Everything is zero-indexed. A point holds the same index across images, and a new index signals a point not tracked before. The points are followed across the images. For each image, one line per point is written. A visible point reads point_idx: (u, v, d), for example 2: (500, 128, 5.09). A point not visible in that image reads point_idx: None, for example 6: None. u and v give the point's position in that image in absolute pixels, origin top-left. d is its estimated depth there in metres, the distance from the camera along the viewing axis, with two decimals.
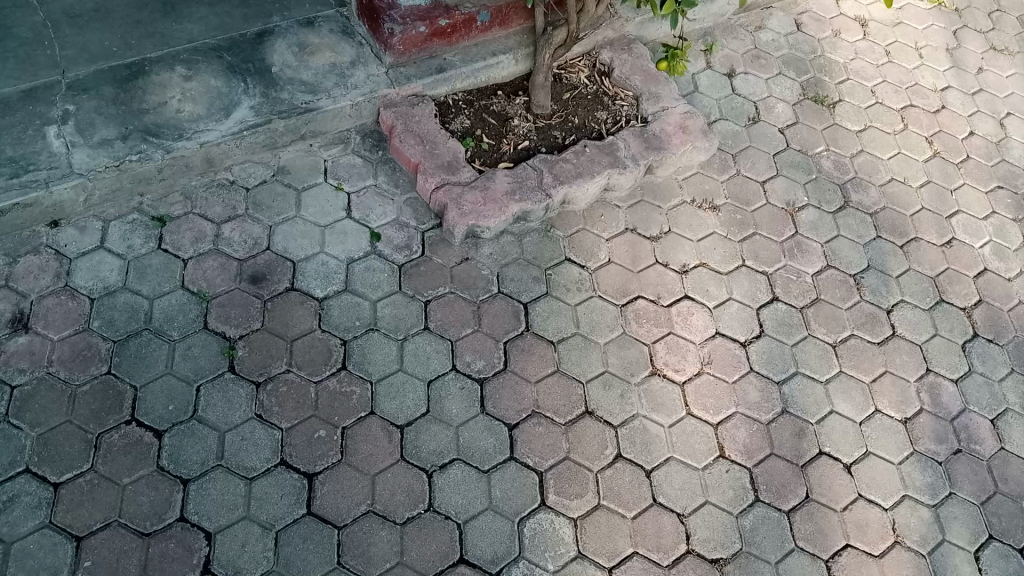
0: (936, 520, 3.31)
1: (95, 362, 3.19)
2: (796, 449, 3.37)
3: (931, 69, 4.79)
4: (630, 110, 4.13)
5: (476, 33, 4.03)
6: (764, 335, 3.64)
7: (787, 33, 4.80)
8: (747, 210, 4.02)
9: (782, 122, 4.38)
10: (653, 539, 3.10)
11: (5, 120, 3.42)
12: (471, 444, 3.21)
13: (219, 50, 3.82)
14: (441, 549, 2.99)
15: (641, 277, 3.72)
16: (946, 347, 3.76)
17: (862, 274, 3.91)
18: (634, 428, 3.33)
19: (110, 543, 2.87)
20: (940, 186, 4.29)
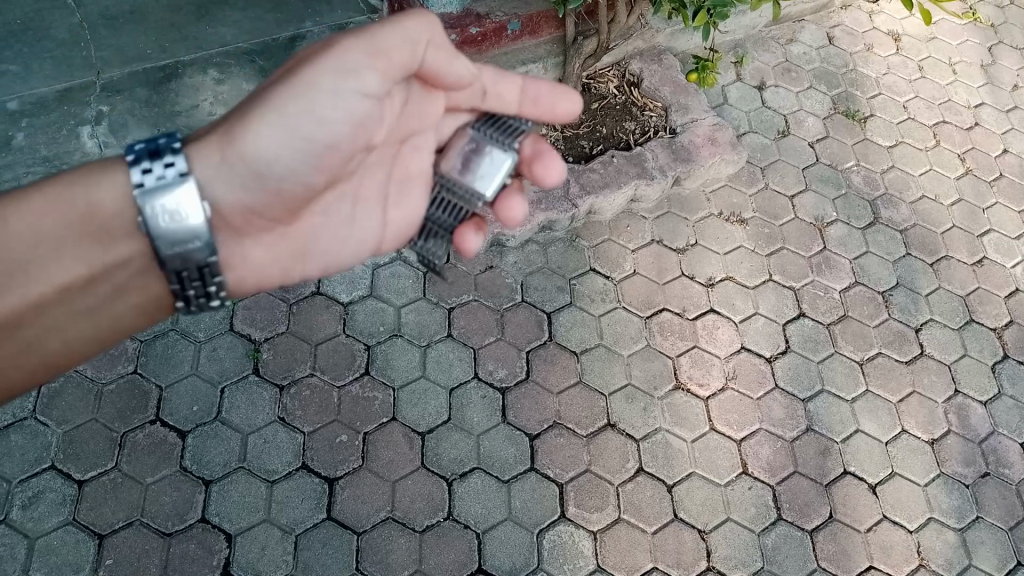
0: (963, 544, 3.25)
1: (122, 361, 3.22)
2: (820, 468, 3.33)
3: (965, 85, 4.73)
4: (658, 121, 4.11)
5: (506, 42, 4.02)
6: (790, 351, 3.61)
7: (819, 47, 4.76)
8: (775, 225, 3.98)
9: (812, 136, 4.34)
10: (673, 555, 3.08)
11: (41, 120, 3.47)
12: (492, 453, 3.20)
13: (251, 54, 3.85)
14: (460, 559, 2.98)
15: (667, 290, 3.69)
16: (975, 368, 3.70)
17: (891, 291, 3.86)
18: (656, 442, 3.30)
19: (132, 542, 2.89)
20: (972, 204, 4.23)
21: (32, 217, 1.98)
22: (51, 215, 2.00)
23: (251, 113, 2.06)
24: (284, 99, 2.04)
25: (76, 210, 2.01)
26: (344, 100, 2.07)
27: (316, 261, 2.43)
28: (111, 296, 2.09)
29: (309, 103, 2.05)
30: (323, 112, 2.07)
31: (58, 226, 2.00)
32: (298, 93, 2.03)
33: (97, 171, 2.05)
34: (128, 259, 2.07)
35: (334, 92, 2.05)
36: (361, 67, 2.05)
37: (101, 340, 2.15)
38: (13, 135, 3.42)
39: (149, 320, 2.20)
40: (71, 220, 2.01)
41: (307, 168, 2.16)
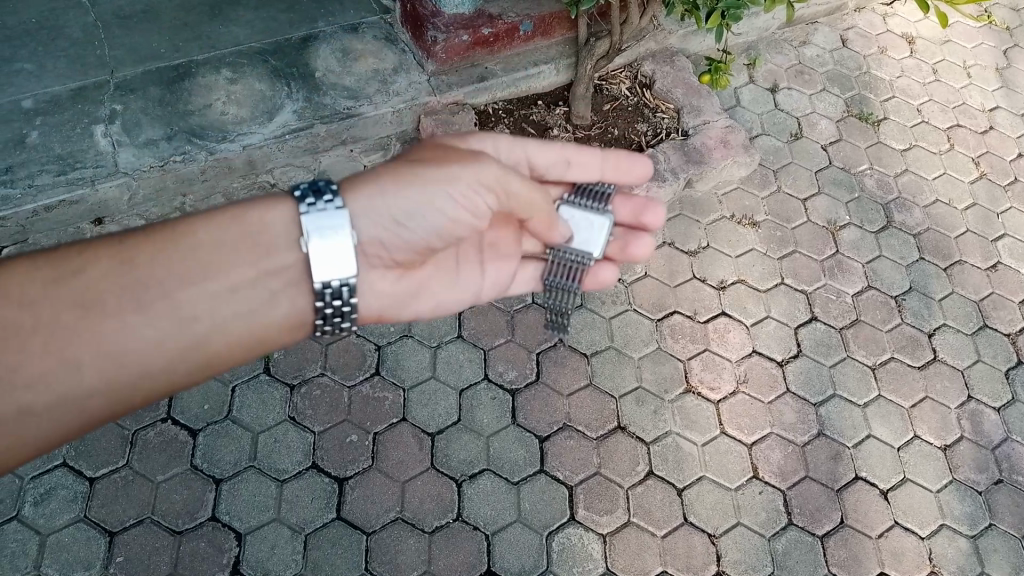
0: (975, 551, 3.23)
1: None
2: (832, 473, 3.31)
3: (979, 89, 4.70)
4: (670, 122, 4.10)
5: (519, 43, 4.01)
6: (802, 355, 3.59)
7: (832, 49, 4.74)
8: (787, 228, 3.97)
9: (825, 138, 4.32)
10: (683, 559, 3.07)
11: (55, 119, 3.49)
12: (502, 455, 3.20)
13: (264, 53, 3.86)
14: (469, 560, 2.98)
15: (678, 292, 3.68)
16: (989, 373, 3.67)
17: (903, 296, 3.84)
18: (666, 445, 3.29)
19: (142, 540, 2.89)
20: (987, 208, 4.20)
21: (210, 227, 2.10)
22: (227, 226, 2.11)
23: (398, 175, 2.21)
24: (429, 178, 2.21)
25: (251, 223, 2.13)
26: (471, 187, 2.23)
27: (423, 310, 2.50)
28: (266, 304, 2.13)
29: (445, 184, 2.21)
30: (452, 193, 2.23)
31: (230, 236, 2.10)
32: (437, 174, 2.21)
33: (269, 195, 2.17)
34: (289, 269, 2.13)
35: (465, 183, 2.22)
36: (487, 171, 2.23)
37: (249, 349, 2.16)
38: (27, 133, 3.43)
39: (293, 335, 2.22)
40: (244, 230, 2.12)
41: (429, 235, 2.31)
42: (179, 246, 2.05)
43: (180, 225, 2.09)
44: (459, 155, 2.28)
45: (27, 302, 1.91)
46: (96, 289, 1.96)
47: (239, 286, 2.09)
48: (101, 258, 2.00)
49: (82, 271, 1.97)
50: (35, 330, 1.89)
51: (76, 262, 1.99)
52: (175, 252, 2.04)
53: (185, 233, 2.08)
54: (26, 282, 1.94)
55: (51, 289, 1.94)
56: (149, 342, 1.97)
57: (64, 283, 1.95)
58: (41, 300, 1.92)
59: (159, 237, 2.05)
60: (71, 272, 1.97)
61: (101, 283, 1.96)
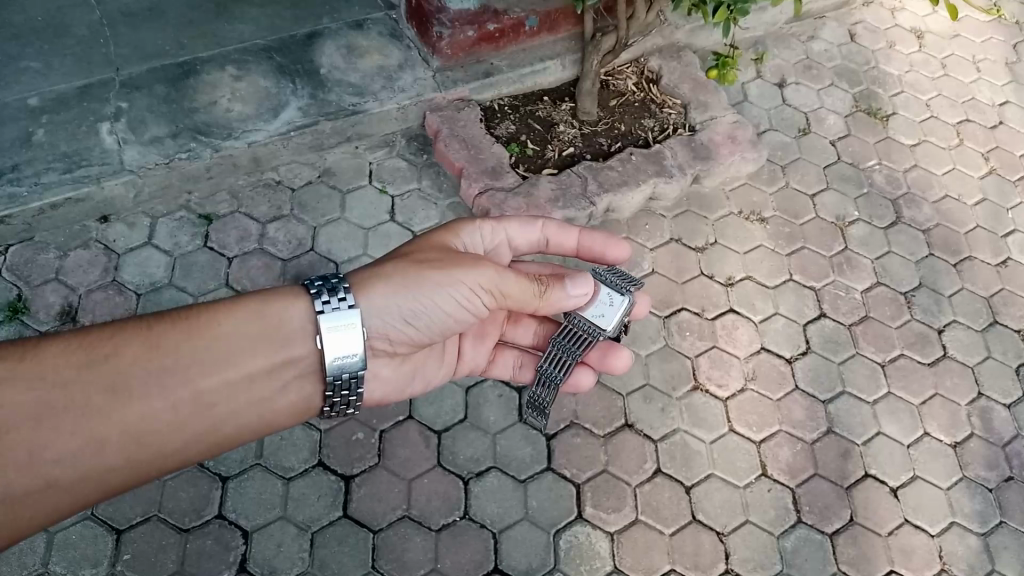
0: (986, 549, 3.20)
1: None
2: (841, 470, 3.29)
3: (989, 84, 4.66)
4: (677, 118, 4.08)
5: (525, 39, 4.00)
6: (810, 352, 3.57)
7: (840, 44, 4.71)
8: (795, 224, 3.94)
9: (833, 134, 4.29)
10: (691, 558, 3.05)
11: (61, 117, 3.48)
12: (508, 453, 3.18)
13: (269, 50, 3.85)
14: (475, 558, 2.97)
15: (685, 289, 3.66)
16: (999, 370, 3.64)
17: (913, 291, 3.81)
18: (675, 443, 3.27)
19: (149, 537, 2.89)
20: (996, 204, 4.17)
21: (232, 320, 2.25)
22: (246, 320, 2.27)
23: (402, 280, 2.37)
24: (430, 279, 2.37)
25: (268, 317, 2.28)
26: (472, 286, 2.39)
27: (418, 389, 2.76)
28: (275, 394, 2.31)
29: (444, 286, 2.38)
30: (453, 292, 2.39)
31: (251, 328, 2.26)
32: (439, 280, 2.38)
33: (284, 290, 2.33)
34: (299, 360, 2.31)
35: (465, 285, 2.38)
36: (484, 277, 2.38)
37: (256, 430, 2.33)
38: (33, 131, 3.42)
39: (295, 419, 2.40)
40: (261, 324, 2.27)
41: (434, 331, 2.51)
42: (202, 337, 2.20)
43: (205, 315, 2.23)
44: (457, 256, 2.43)
45: (62, 381, 2.02)
46: (128, 374, 2.09)
47: (255, 376, 2.26)
48: (131, 343, 2.12)
49: (114, 354, 2.10)
50: (69, 410, 2.01)
51: (107, 345, 2.10)
52: (200, 342, 2.20)
53: (211, 323, 2.23)
54: (60, 361, 2.04)
55: (83, 371, 2.05)
56: (169, 425, 2.13)
57: (98, 364, 2.07)
58: (77, 380, 2.04)
59: (184, 327, 2.20)
60: (102, 354, 2.09)
61: (131, 368, 2.10)
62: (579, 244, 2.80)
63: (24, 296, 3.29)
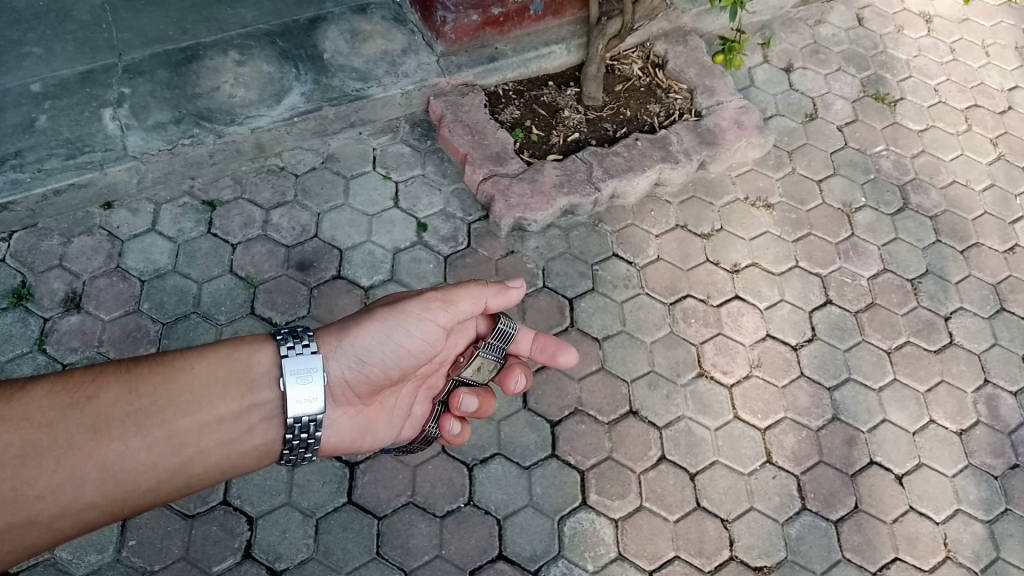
0: (991, 536, 3.20)
1: (144, 344, 3.21)
2: (846, 457, 3.29)
3: (998, 68, 4.61)
4: (683, 103, 4.05)
5: (529, 23, 3.97)
6: (816, 339, 3.55)
7: (848, 28, 4.66)
8: (802, 210, 3.91)
9: (840, 119, 4.25)
10: (695, 544, 3.05)
11: (63, 102, 3.46)
12: (513, 439, 3.17)
13: (272, 35, 3.82)
14: (480, 545, 2.97)
15: (691, 276, 3.64)
16: (1006, 358, 3.62)
17: (920, 278, 3.79)
18: (679, 430, 3.26)
19: (154, 523, 2.89)
20: (1005, 190, 4.14)
21: (202, 365, 2.24)
22: (217, 368, 2.25)
23: (359, 319, 2.47)
24: (385, 316, 2.47)
25: (236, 361, 2.29)
26: (425, 308, 2.48)
27: (368, 448, 2.70)
28: (244, 437, 2.26)
29: (399, 315, 2.47)
30: (408, 322, 2.48)
31: (221, 373, 2.26)
32: (391, 313, 2.47)
33: (254, 338, 2.35)
34: (263, 405, 2.30)
35: (414, 308, 2.47)
36: (431, 306, 2.48)
37: (220, 475, 2.26)
38: (35, 117, 3.40)
39: (257, 464, 2.33)
40: (230, 370, 2.27)
41: (394, 370, 2.53)
42: (178, 384, 2.18)
43: (179, 363, 2.21)
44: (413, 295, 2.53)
45: (45, 423, 1.97)
46: (109, 416, 2.05)
47: (223, 419, 2.22)
48: (109, 388, 2.08)
49: (94, 396, 2.05)
50: (52, 453, 1.94)
51: (85, 389, 2.06)
52: (175, 388, 2.17)
53: (182, 370, 2.20)
54: (44, 404, 1.99)
55: (68, 414, 2.00)
56: (145, 468, 2.08)
57: (81, 407, 2.03)
58: (60, 422, 1.98)
59: (160, 374, 2.17)
60: (84, 398, 2.04)
61: (111, 409, 2.06)
62: (530, 346, 2.83)
63: (28, 283, 3.28)
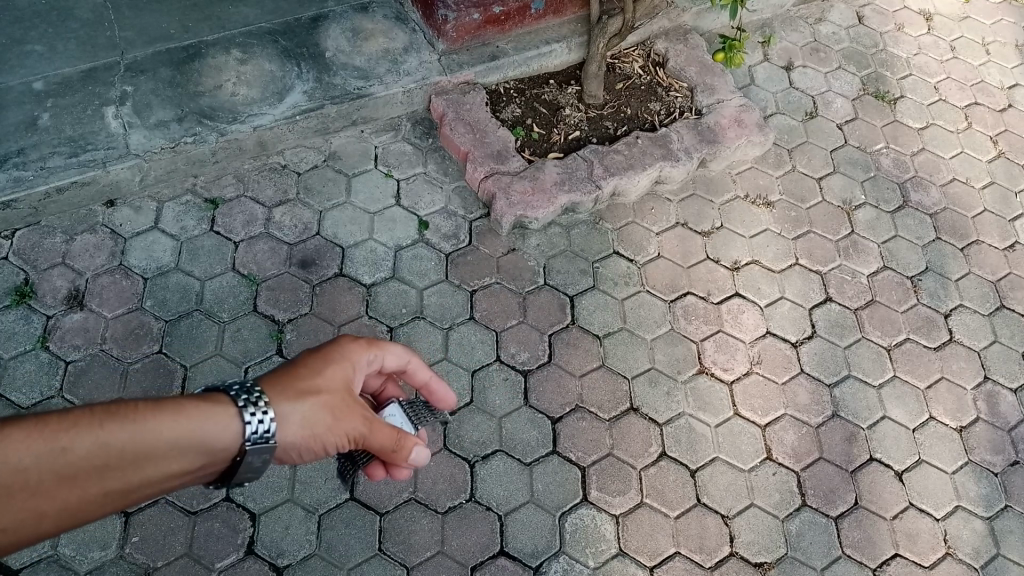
0: (991, 533, 3.21)
1: (146, 341, 3.22)
2: (846, 454, 3.30)
3: (998, 66, 4.62)
4: (684, 101, 4.06)
5: (530, 21, 3.99)
6: (816, 336, 3.56)
7: (848, 26, 4.67)
8: (802, 208, 3.93)
9: (840, 117, 4.26)
10: (696, 540, 3.06)
11: (66, 100, 3.47)
12: (514, 436, 3.19)
13: (273, 34, 3.83)
14: (481, 540, 2.98)
15: (691, 273, 3.66)
16: (1006, 355, 3.64)
17: (920, 276, 3.80)
18: (680, 427, 3.28)
19: (158, 519, 2.91)
20: (1005, 188, 4.15)
21: (181, 428, 1.62)
22: (192, 432, 1.64)
23: (295, 421, 1.83)
24: (315, 431, 1.88)
25: (224, 427, 1.69)
26: (354, 438, 1.96)
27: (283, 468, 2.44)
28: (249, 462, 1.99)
29: (324, 439, 1.90)
30: (330, 445, 1.93)
31: (203, 442, 1.66)
32: (319, 434, 1.89)
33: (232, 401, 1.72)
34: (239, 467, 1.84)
35: (338, 443, 1.94)
36: (364, 426, 1.96)
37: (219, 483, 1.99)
38: (38, 115, 3.42)
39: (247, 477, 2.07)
40: (216, 437, 1.68)
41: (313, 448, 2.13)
42: (152, 446, 1.58)
43: (156, 420, 1.59)
44: (354, 409, 1.94)
45: (17, 470, 1.43)
46: (79, 472, 1.49)
47: (183, 479, 1.69)
48: (83, 436, 1.50)
49: (70, 445, 1.49)
50: (13, 502, 1.43)
51: (63, 432, 1.49)
52: (151, 449, 1.58)
53: (160, 428, 1.59)
54: (17, 444, 1.44)
55: (34, 463, 1.45)
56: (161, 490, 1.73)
57: (47, 457, 1.46)
58: (26, 471, 1.44)
59: (134, 428, 1.56)
60: (56, 446, 1.47)
61: (87, 464, 1.50)
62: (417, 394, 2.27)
63: (31, 281, 3.30)
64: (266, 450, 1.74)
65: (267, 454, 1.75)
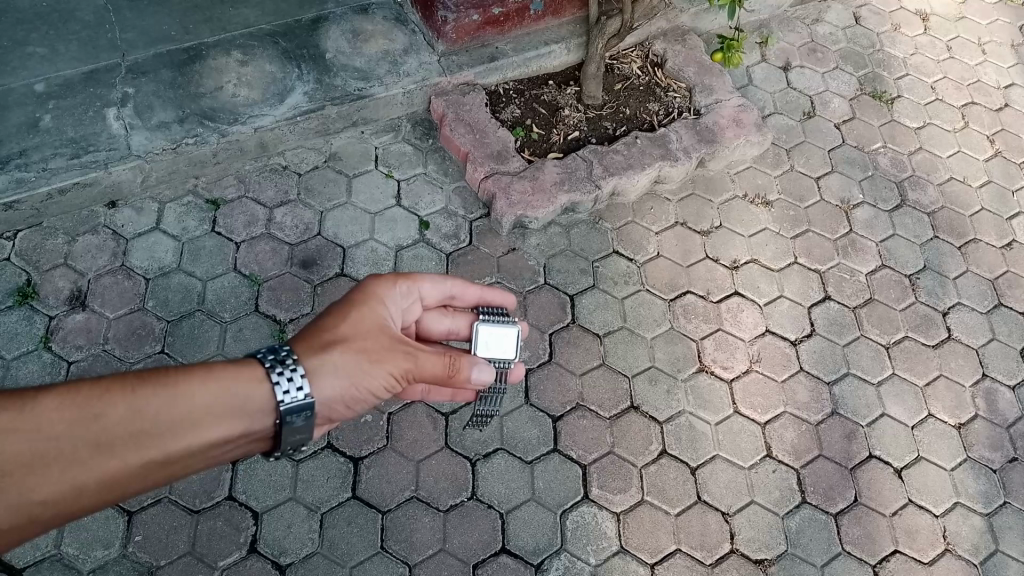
0: (990, 529, 3.23)
1: (149, 340, 3.23)
2: (845, 451, 3.32)
3: (994, 66, 4.65)
4: (683, 102, 4.08)
5: (529, 22, 4.02)
6: (815, 334, 3.58)
7: (845, 26, 4.69)
8: (801, 207, 3.95)
9: (838, 117, 4.29)
10: (697, 537, 3.08)
11: (67, 102, 3.48)
12: (515, 434, 3.20)
13: (274, 35, 3.85)
14: (483, 538, 3.00)
15: (691, 272, 3.68)
16: (1003, 352, 3.66)
17: (918, 274, 3.82)
18: (680, 425, 3.30)
19: (161, 518, 2.92)
20: (1001, 186, 4.17)
21: (206, 392, 1.86)
22: (217, 395, 1.87)
23: (328, 364, 2.07)
24: (350, 369, 2.10)
25: (249, 390, 1.93)
26: (395, 371, 2.16)
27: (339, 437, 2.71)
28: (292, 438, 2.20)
29: (364, 375, 2.11)
30: (372, 382, 2.14)
31: (226, 403, 1.89)
32: (356, 373, 2.10)
33: (251, 365, 1.96)
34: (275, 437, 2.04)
35: (381, 376, 2.15)
36: (402, 360, 2.17)
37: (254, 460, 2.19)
38: (40, 117, 3.43)
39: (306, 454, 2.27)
40: (241, 400, 1.92)
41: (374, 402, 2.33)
42: (179, 412, 1.81)
43: (181, 386, 1.83)
44: (384, 346, 2.16)
45: (54, 440, 1.68)
46: (111, 439, 1.73)
47: (218, 446, 1.90)
48: (113, 406, 1.75)
49: (100, 413, 1.73)
50: (54, 470, 1.66)
51: (94, 402, 1.74)
52: (178, 414, 1.81)
53: (186, 393, 1.83)
54: (53, 415, 1.70)
55: (69, 431, 1.70)
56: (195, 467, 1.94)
57: (82, 422, 1.71)
58: (62, 438, 1.69)
59: (161, 394, 1.80)
60: (89, 414, 1.72)
61: (120, 427, 1.74)
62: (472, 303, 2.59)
63: (33, 282, 3.31)
64: (306, 405, 1.98)
65: (307, 410, 1.98)
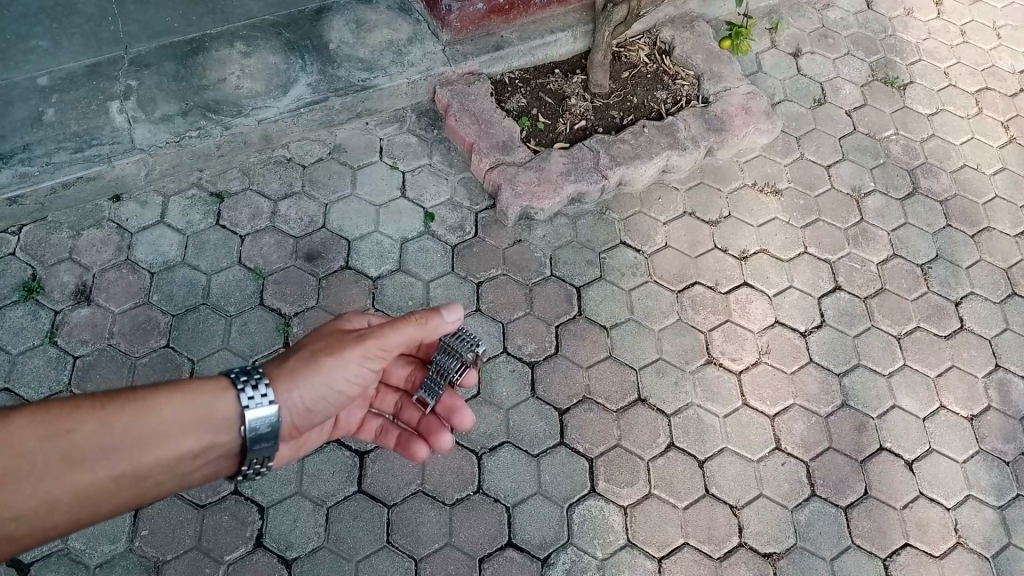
0: (1002, 522, 3.19)
1: (155, 335, 3.22)
2: (856, 444, 3.28)
3: (1009, 50, 4.57)
4: (690, 89, 4.03)
5: (534, 11, 3.98)
6: (825, 325, 3.54)
7: (856, 12, 4.61)
8: (810, 195, 3.90)
9: (849, 104, 4.22)
10: (705, 531, 3.05)
11: (71, 96, 3.47)
12: (521, 428, 3.18)
13: (277, 26, 3.82)
14: (489, 532, 2.98)
15: (699, 263, 3.63)
16: (1017, 342, 3.60)
17: (929, 263, 3.77)
18: (688, 417, 3.26)
19: (167, 514, 2.91)
20: (1015, 173, 4.10)
21: (171, 405, 1.94)
22: (183, 407, 1.95)
23: (286, 369, 2.14)
24: (305, 368, 2.15)
25: (213, 401, 2.00)
26: (359, 363, 2.22)
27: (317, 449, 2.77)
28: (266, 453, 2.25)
29: (326, 376, 2.18)
30: (338, 382, 2.21)
31: (192, 415, 1.97)
32: (317, 376, 2.16)
33: (218, 381, 2.04)
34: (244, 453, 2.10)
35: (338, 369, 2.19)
36: (354, 351, 2.20)
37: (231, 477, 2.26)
38: (43, 111, 3.42)
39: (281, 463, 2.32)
40: (208, 411, 1.99)
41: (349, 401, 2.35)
42: (145, 426, 1.90)
43: (149, 400, 1.92)
44: (338, 341, 2.22)
45: (26, 455, 1.78)
46: (81, 453, 1.82)
47: (187, 461, 1.97)
48: (83, 421, 1.84)
49: (71, 429, 1.83)
50: (26, 486, 1.76)
51: (65, 418, 1.84)
52: (145, 429, 1.90)
53: (153, 407, 1.92)
54: (25, 433, 1.80)
55: (41, 447, 1.79)
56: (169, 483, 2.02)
57: (52, 439, 1.81)
58: (32, 454, 1.78)
59: (128, 409, 1.90)
60: (59, 430, 1.82)
61: (89, 444, 1.83)
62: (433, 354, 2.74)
63: (38, 276, 3.30)
64: (268, 418, 2.04)
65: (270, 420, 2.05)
